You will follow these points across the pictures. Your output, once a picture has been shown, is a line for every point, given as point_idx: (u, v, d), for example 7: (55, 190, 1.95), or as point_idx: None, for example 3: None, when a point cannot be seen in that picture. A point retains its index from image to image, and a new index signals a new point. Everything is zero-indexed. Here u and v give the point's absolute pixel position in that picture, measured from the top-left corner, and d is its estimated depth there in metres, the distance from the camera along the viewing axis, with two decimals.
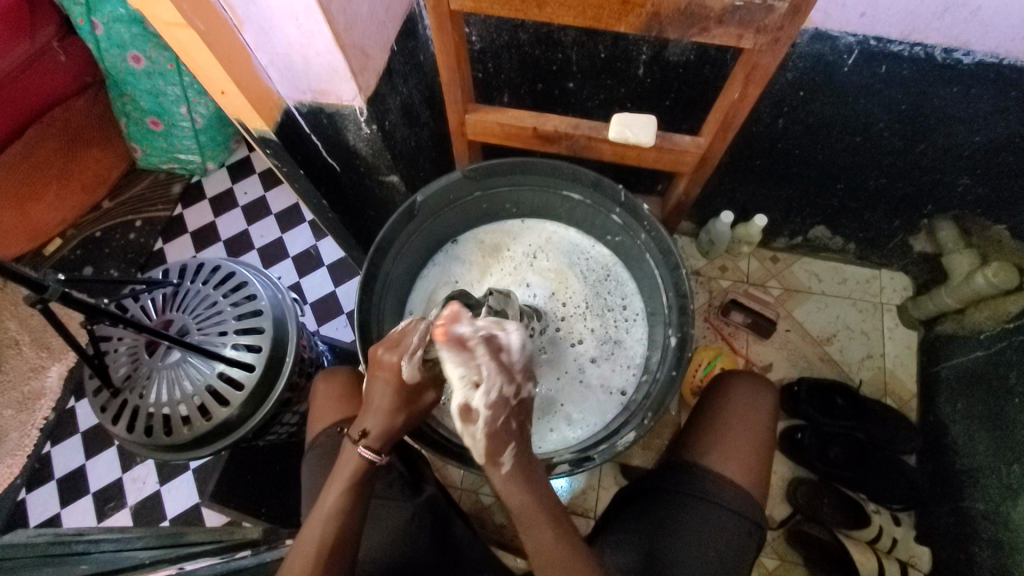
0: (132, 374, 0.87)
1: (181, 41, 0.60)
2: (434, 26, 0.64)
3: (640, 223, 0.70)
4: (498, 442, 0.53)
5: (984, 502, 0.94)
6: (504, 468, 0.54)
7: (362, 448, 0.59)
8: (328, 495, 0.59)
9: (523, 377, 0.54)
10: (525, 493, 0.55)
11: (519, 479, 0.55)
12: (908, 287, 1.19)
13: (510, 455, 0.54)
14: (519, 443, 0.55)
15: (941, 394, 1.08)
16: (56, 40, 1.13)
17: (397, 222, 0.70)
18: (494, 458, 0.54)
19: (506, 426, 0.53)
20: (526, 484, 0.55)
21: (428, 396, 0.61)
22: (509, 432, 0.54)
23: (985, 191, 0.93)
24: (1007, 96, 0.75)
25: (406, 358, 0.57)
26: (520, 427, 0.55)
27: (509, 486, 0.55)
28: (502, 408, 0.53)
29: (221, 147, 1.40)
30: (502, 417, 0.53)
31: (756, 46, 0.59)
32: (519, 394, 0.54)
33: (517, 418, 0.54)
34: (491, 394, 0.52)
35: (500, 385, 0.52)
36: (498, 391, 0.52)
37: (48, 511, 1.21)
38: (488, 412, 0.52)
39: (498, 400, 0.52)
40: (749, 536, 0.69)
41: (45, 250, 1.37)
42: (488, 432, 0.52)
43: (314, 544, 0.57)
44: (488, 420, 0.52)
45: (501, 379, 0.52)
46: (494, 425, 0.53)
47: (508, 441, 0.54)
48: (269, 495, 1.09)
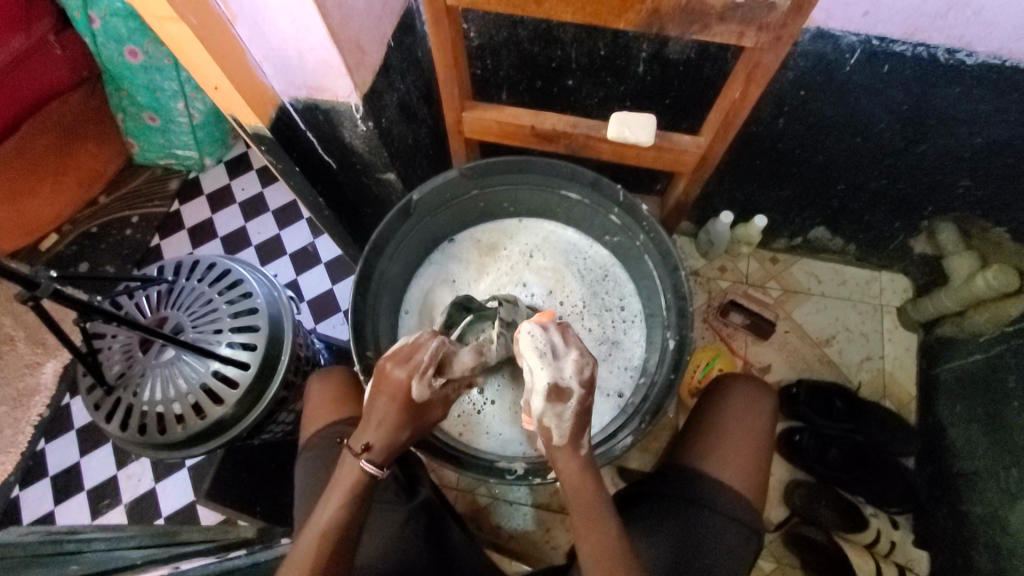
0: (125, 371, 0.86)
1: (174, 36, 0.59)
2: (431, 22, 0.63)
3: (638, 223, 0.69)
4: (578, 423, 0.58)
5: (983, 506, 0.93)
6: (580, 447, 0.58)
7: (364, 462, 0.57)
8: (326, 506, 0.58)
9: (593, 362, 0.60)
10: (584, 483, 0.58)
11: (584, 465, 0.58)
12: (908, 289, 1.19)
13: (587, 440, 0.59)
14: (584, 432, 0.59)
15: (940, 396, 1.07)
16: (52, 34, 1.12)
17: (393, 221, 0.69)
18: (570, 439, 0.58)
19: (585, 405, 0.58)
20: (587, 471, 0.58)
21: (435, 411, 0.61)
22: (587, 412, 0.58)
23: (987, 193, 0.92)
24: (1009, 98, 0.74)
25: (417, 376, 0.58)
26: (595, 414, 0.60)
27: (573, 473, 0.58)
28: (585, 388, 0.58)
29: (218, 143, 1.39)
30: (587, 397, 0.58)
31: (757, 44, 0.58)
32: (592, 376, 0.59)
33: (592, 398, 0.59)
34: (579, 374, 0.57)
35: (584, 364, 0.58)
36: (586, 367, 0.58)
37: (42, 508, 1.20)
38: (577, 392, 0.57)
39: (589, 377, 0.58)
40: (749, 542, 0.68)
41: (41, 246, 1.35)
42: (576, 411, 0.57)
43: (311, 556, 0.55)
44: (579, 399, 0.57)
45: (583, 359, 0.58)
46: (580, 405, 0.57)
47: (582, 423, 0.58)
48: (263, 494, 1.09)
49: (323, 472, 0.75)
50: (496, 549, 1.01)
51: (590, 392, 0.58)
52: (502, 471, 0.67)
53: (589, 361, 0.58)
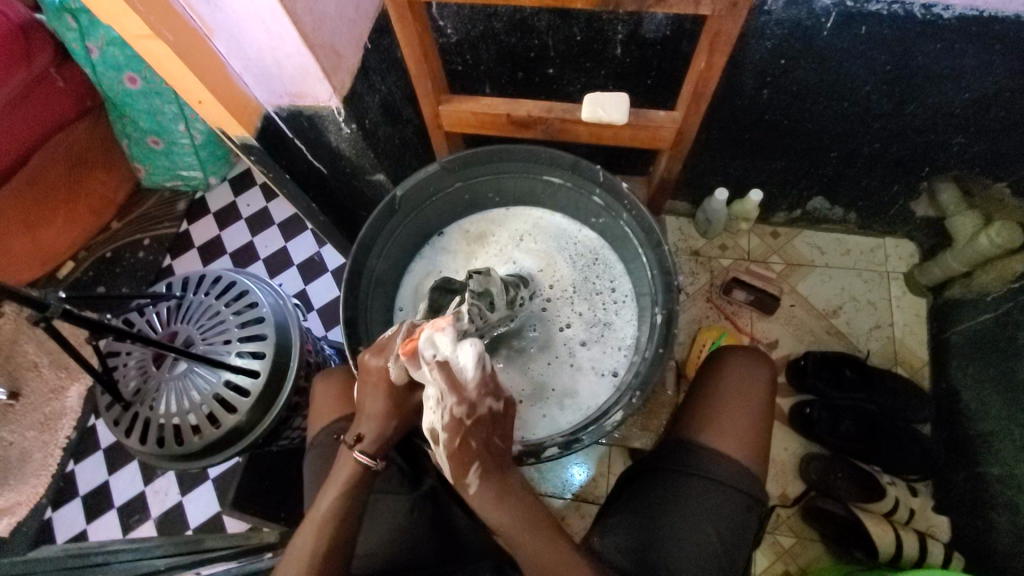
0: (141, 387, 0.89)
1: (155, 54, 0.61)
2: (397, 19, 0.64)
3: (620, 202, 0.69)
4: (459, 463, 0.53)
5: (1001, 467, 0.91)
6: (471, 488, 0.54)
7: (356, 453, 0.59)
8: (324, 499, 0.59)
9: (480, 396, 0.54)
10: (504, 514, 0.54)
11: (491, 498, 0.54)
12: (914, 254, 1.17)
13: (474, 476, 0.53)
14: (486, 463, 0.54)
15: (952, 360, 1.06)
16: (53, 67, 1.17)
17: (379, 218, 0.70)
18: (459, 478, 0.54)
19: (463, 447, 0.53)
20: (499, 503, 0.54)
21: (419, 396, 0.60)
22: (470, 452, 0.53)
23: (983, 149, 0.91)
24: (992, 49, 0.73)
25: (391, 361, 0.57)
26: (482, 446, 0.53)
27: (483, 504, 0.54)
28: (458, 429, 0.53)
29: (221, 162, 1.42)
30: (458, 439, 0.53)
31: (715, 12, 0.58)
32: (475, 412, 0.53)
33: (479, 437, 0.53)
34: (442, 416, 0.53)
35: (449, 406, 0.53)
36: (447, 412, 0.53)
37: (74, 527, 1.24)
38: (445, 435, 0.53)
39: (451, 423, 0.53)
40: (749, 511, 0.68)
41: (58, 274, 1.39)
42: (448, 454, 0.53)
43: (312, 544, 0.57)
44: (446, 442, 0.53)
45: (452, 400, 0.53)
46: (453, 447, 0.53)
47: (470, 462, 0.53)
48: (286, 499, 1.10)
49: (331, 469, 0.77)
50: None
51: (461, 433, 0.53)
52: None
53: (448, 403, 0.53)
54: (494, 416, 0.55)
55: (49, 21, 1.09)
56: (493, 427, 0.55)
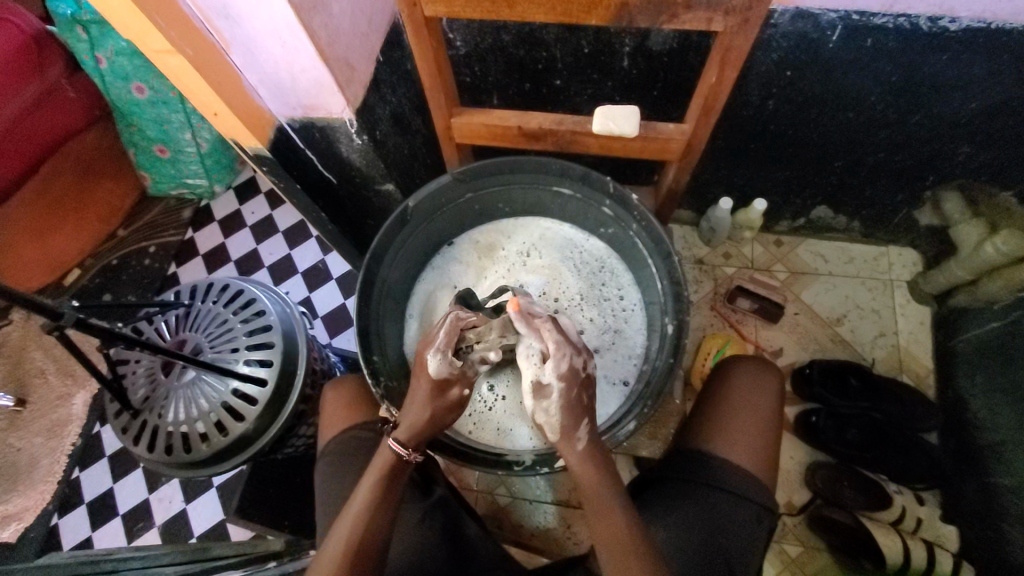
0: (150, 395, 0.89)
1: (172, 68, 0.62)
2: (411, 33, 0.65)
3: (630, 213, 0.70)
4: (575, 415, 0.58)
5: (1011, 476, 0.92)
6: (580, 443, 0.58)
7: (391, 440, 0.61)
8: (362, 489, 0.61)
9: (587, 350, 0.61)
10: (596, 472, 0.58)
11: (591, 451, 0.59)
12: (917, 262, 1.18)
13: (585, 429, 0.59)
14: (591, 417, 0.60)
15: (958, 368, 1.06)
16: (64, 77, 1.18)
17: (391, 229, 0.71)
18: (569, 433, 0.58)
19: (580, 397, 0.59)
20: (598, 461, 0.59)
21: (456, 392, 0.62)
22: (583, 403, 0.59)
23: (988, 158, 0.91)
24: (999, 61, 0.74)
25: (435, 351, 0.60)
26: (589, 400, 0.60)
27: (579, 464, 0.58)
28: (574, 379, 0.59)
29: (226, 170, 1.43)
30: (576, 390, 0.59)
31: (727, 28, 0.59)
32: (587, 365, 0.60)
33: (587, 390, 0.60)
34: (564, 364, 0.58)
35: (569, 356, 0.59)
36: (569, 362, 0.58)
37: (79, 535, 1.23)
38: (563, 385, 0.58)
39: (570, 371, 0.58)
40: (759, 521, 0.69)
41: (65, 282, 1.40)
42: (565, 404, 0.58)
43: (348, 533, 0.58)
44: (564, 392, 0.58)
45: (570, 349, 0.59)
46: (570, 398, 0.58)
47: (584, 413, 0.59)
48: (291, 508, 1.10)
49: (342, 476, 0.77)
50: (517, 545, 1.01)
51: (575, 383, 0.59)
52: (510, 463, 0.68)
53: (569, 352, 0.59)
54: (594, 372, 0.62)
55: (61, 32, 1.10)
56: (592, 386, 0.62)
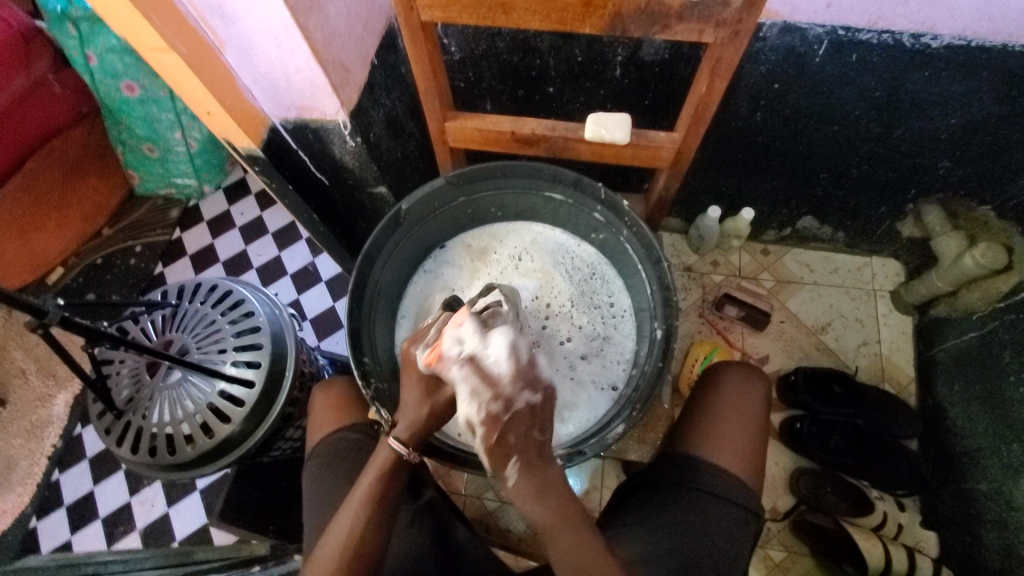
0: (134, 395, 0.88)
1: (166, 66, 0.62)
2: (407, 36, 0.66)
3: (621, 219, 0.71)
4: (496, 454, 0.52)
5: (988, 483, 0.94)
6: (510, 481, 0.52)
7: (390, 438, 0.60)
8: (364, 478, 0.61)
9: (515, 388, 0.53)
10: (541, 505, 0.52)
11: (529, 489, 0.51)
12: (900, 273, 1.20)
13: (513, 468, 0.51)
14: (526, 456, 0.52)
15: (938, 376, 1.08)
16: (51, 73, 1.17)
17: (384, 230, 0.71)
18: (499, 470, 0.52)
19: (501, 441, 0.52)
20: (536, 496, 0.51)
21: (451, 388, 0.60)
22: (508, 445, 0.52)
23: (967, 172, 0.94)
24: (979, 77, 0.76)
25: (421, 346, 0.60)
26: (521, 439, 0.52)
27: (522, 499, 0.52)
28: (495, 423, 0.52)
29: (216, 170, 1.42)
30: (495, 433, 0.52)
31: (717, 40, 0.61)
32: (512, 407, 0.53)
33: (515, 431, 0.52)
34: (478, 410, 0.53)
35: (485, 401, 0.53)
36: (481, 406, 0.53)
37: (58, 538, 1.21)
38: (483, 428, 0.53)
39: (487, 417, 0.53)
40: (745, 524, 0.69)
41: (48, 280, 1.38)
42: (487, 447, 0.52)
43: (349, 524, 0.59)
44: (483, 436, 0.52)
45: (485, 394, 0.53)
46: (490, 441, 0.52)
47: (510, 454, 0.52)
48: (276, 511, 1.09)
49: (332, 475, 0.77)
50: (503, 549, 1.01)
51: (497, 426, 0.52)
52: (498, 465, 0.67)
53: (483, 395, 0.53)
54: (533, 409, 0.53)
55: (50, 29, 1.10)
56: (532, 419, 0.53)
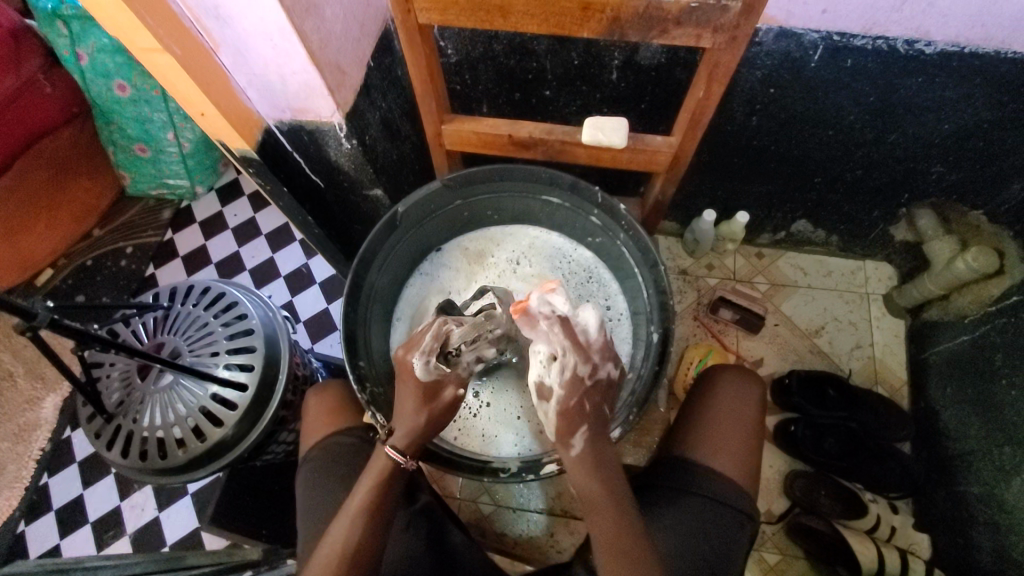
0: (125, 399, 0.87)
1: (160, 67, 0.62)
2: (404, 39, 0.65)
3: (618, 223, 0.71)
4: (570, 421, 0.58)
5: (979, 485, 0.94)
6: (574, 450, 0.58)
7: (388, 447, 0.60)
8: (360, 488, 0.61)
9: (602, 359, 0.58)
10: (595, 482, 0.58)
11: (590, 459, 0.58)
12: (892, 276, 1.21)
13: (581, 439, 0.58)
14: (594, 427, 0.58)
15: (931, 379, 1.09)
16: (42, 73, 1.16)
17: (381, 233, 0.71)
18: (565, 438, 0.58)
19: (578, 409, 0.57)
20: (594, 466, 0.58)
21: (449, 393, 0.61)
22: (582, 413, 0.58)
23: (960, 177, 0.95)
24: (972, 84, 0.77)
25: (422, 357, 0.59)
26: (594, 408, 0.58)
27: (578, 468, 0.58)
28: (575, 390, 0.57)
29: (209, 171, 1.41)
30: (575, 399, 0.58)
31: (715, 45, 0.61)
32: (595, 374, 0.58)
33: (592, 400, 0.58)
34: (563, 373, 0.57)
35: (572, 364, 0.57)
36: (569, 369, 0.57)
37: (47, 543, 1.20)
38: (563, 391, 0.58)
39: (569, 382, 0.57)
40: (742, 528, 0.70)
41: (38, 281, 1.37)
42: (561, 411, 0.58)
43: (344, 534, 0.59)
44: (562, 399, 0.58)
45: (575, 358, 0.57)
46: (568, 405, 0.58)
47: (581, 423, 0.58)
48: (270, 515, 1.08)
49: (325, 481, 0.76)
50: (499, 553, 1.01)
51: (578, 394, 0.58)
52: (495, 470, 0.69)
53: (574, 360, 0.57)
54: (609, 381, 0.59)
55: (41, 27, 1.08)
56: (605, 392, 0.59)
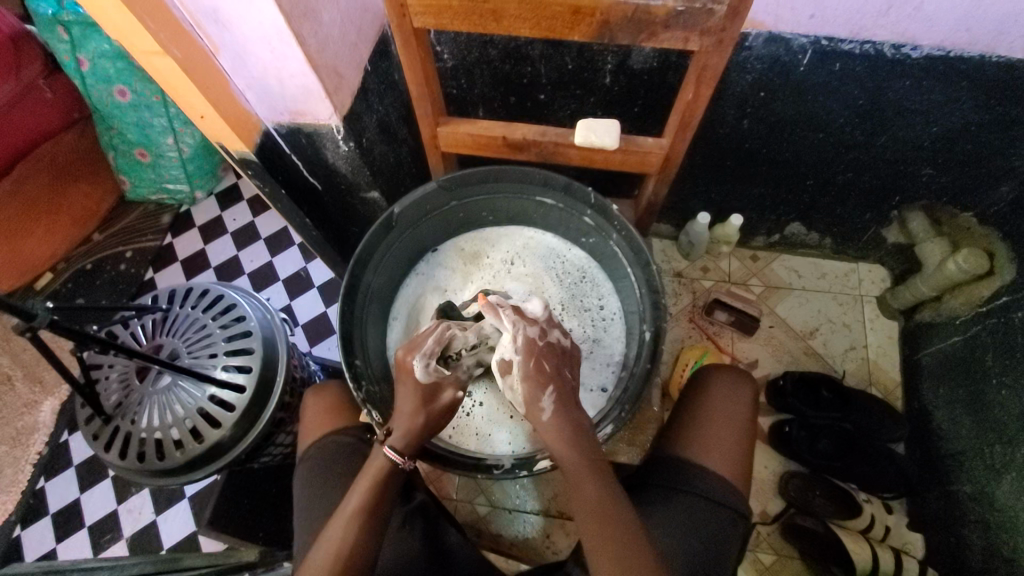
0: (123, 400, 0.88)
1: (160, 71, 0.63)
2: (400, 43, 0.67)
3: (610, 222, 0.72)
4: (535, 385, 0.61)
5: (971, 484, 0.95)
6: (545, 412, 0.60)
7: (387, 449, 0.61)
8: (355, 491, 0.62)
9: (549, 326, 0.65)
10: (571, 446, 0.59)
11: (560, 422, 0.60)
12: (886, 278, 1.22)
13: (549, 398, 0.60)
14: (559, 390, 0.61)
15: (924, 381, 1.10)
16: (41, 79, 1.17)
17: (377, 234, 0.72)
18: (535, 404, 0.61)
19: (540, 368, 0.61)
20: (567, 433, 0.59)
21: (447, 396, 0.62)
22: (545, 373, 0.61)
23: (949, 179, 0.96)
24: (958, 87, 0.78)
25: (422, 358, 0.61)
26: (553, 369, 0.62)
27: (552, 434, 0.60)
28: (533, 353, 0.62)
29: (208, 175, 1.42)
30: (534, 361, 0.61)
31: (703, 48, 0.62)
32: (546, 339, 0.64)
33: (550, 361, 0.62)
34: (518, 339, 0.62)
35: (524, 332, 0.63)
36: (523, 334, 0.62)
37: (43, 546, 1.20)
38: (521, 358, 0.62)
39: (526, 345, 0.62)
40: (734, 525, 0.70)
41: (36, 285, 1.37)
42: (525, 377, 0.61)
43: (341, 537, 0.59)
44: (522, 364, 0.61)
45: (526, 328, 0.63)
46: (528, 370, 0.61)
47: (547, 384, 0.61)
48: (267, 517, 1.08)
49: (322, 480, 0.77)
50: (494, 551, 1.01)
51: (534, 356, 0.62)
52: (490, 467, 0.69)
53: (523, 330, 0.63)
54: (561, 348, 0.65)
55: (42, 33, 1.10)
56: (561, 357, 0.64)
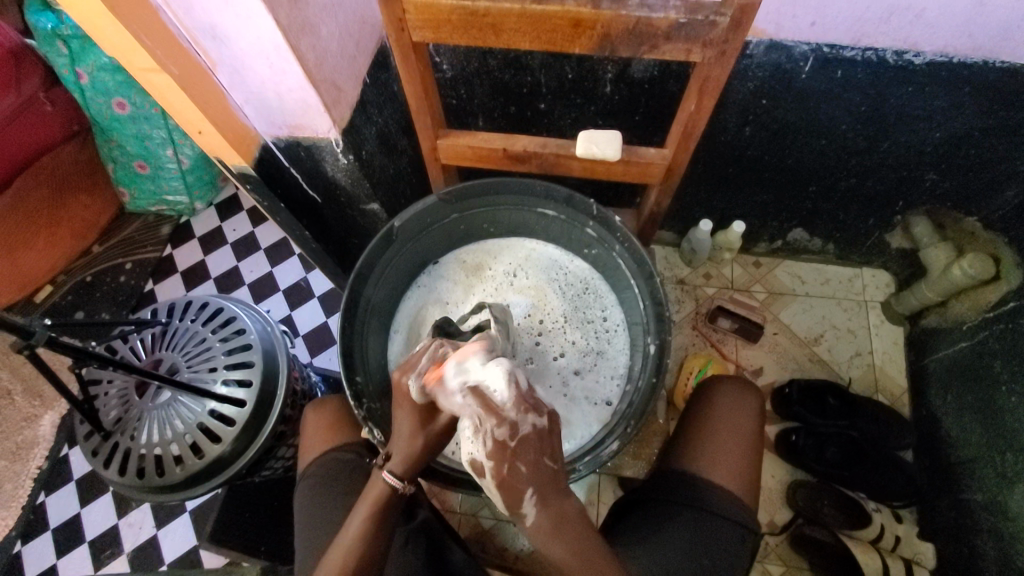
0: (122, 416, 0.87)
1: (157, 86, 0.62)
2: (399, 58, 0.66)
3: (613, 234, 0.72)
4: (512, 491, 0.49)
5: (982, 493, 0.94)
6: (528, 519, 0.50)
7: (386, 472, 0.60)
8: (355, 516, 0.61)
9: (519, 413, 0.51)
10: (560, 543, 0.50)
11: (547, 528, 0.49)
12: (890, 284, 1.21)
13: (530, 505, 0.49)
14: (540, 483, 0.50)
15: (931, 387, 1.09)
16: (41, 91, 1.17)
17: (377, 248, 0.71)
18: (515, 509, 0.50)
19: (512, 472, 0.49)
20: (554, 534, 0.49)
21: (446, 415, 0.59)
22: (519, 477, 0.49)
23: (953, 184, 0.95)
24: (961, 92, 0.78)
25: (413, 376, 0.59)
26: (531, 467, 0.50)
27: (540, 537, 0.50)
28: (502, 454, 0.50)
29: (208, 187, 1.42)
30: (506, 464, 0.50)
31: (705, 59, 0.61)
32: (517, 434, 0.50)
33: (524, 460, 0.50)
34: (482, 443, 0.50)
35: (488, 432, 0.50)
36: (486, 439, 0.50)
37: (44, 563, 1.19)
38: (489, 463, 0.50)
39: (494, 449, 0.50)
40: (743, 542, 0.69)
41: (36, 298, 1.36)
42: (498, 482, 0.50)
43: (340, 562, 0.58)
44: (493, 470, 0.50)
45: (488, 425, 0.50)
46: (501, 474, 0.50)
47: (523, 487, 0.49)
48: (269, 532, 1.07)
49: (324, 498, 0.76)
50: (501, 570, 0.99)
51: (505, 457, 0.50)
52: None
53: (488, 428, 0.50)
54: (539, 434, 0.51)
55: (40, 47, 1.09)
56: (540, 446, 0.50)
